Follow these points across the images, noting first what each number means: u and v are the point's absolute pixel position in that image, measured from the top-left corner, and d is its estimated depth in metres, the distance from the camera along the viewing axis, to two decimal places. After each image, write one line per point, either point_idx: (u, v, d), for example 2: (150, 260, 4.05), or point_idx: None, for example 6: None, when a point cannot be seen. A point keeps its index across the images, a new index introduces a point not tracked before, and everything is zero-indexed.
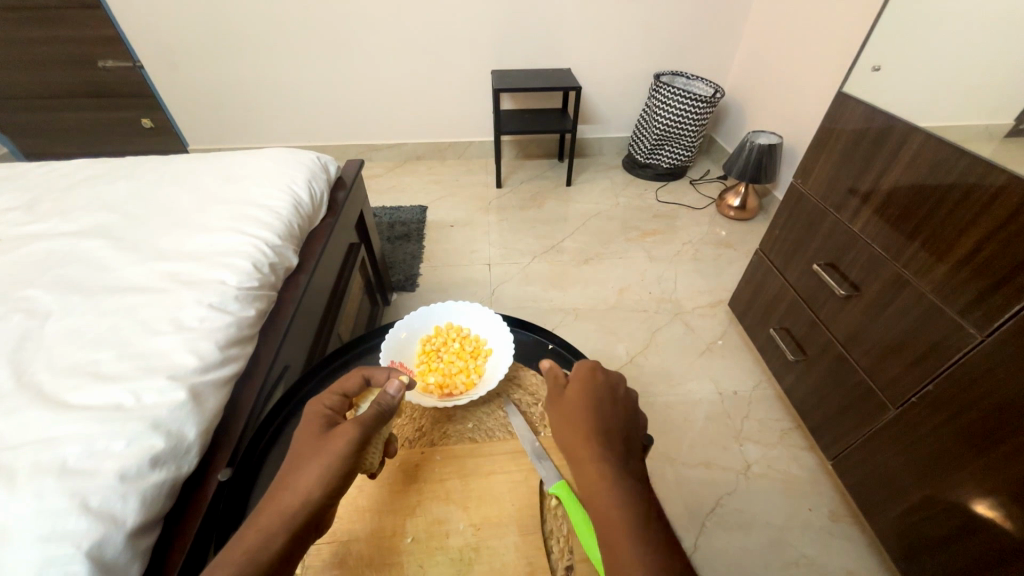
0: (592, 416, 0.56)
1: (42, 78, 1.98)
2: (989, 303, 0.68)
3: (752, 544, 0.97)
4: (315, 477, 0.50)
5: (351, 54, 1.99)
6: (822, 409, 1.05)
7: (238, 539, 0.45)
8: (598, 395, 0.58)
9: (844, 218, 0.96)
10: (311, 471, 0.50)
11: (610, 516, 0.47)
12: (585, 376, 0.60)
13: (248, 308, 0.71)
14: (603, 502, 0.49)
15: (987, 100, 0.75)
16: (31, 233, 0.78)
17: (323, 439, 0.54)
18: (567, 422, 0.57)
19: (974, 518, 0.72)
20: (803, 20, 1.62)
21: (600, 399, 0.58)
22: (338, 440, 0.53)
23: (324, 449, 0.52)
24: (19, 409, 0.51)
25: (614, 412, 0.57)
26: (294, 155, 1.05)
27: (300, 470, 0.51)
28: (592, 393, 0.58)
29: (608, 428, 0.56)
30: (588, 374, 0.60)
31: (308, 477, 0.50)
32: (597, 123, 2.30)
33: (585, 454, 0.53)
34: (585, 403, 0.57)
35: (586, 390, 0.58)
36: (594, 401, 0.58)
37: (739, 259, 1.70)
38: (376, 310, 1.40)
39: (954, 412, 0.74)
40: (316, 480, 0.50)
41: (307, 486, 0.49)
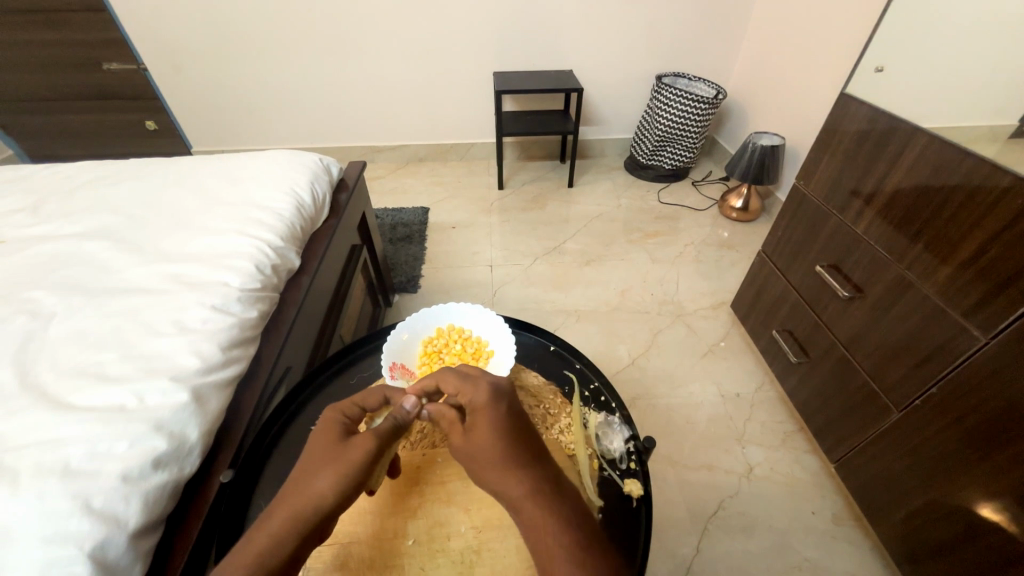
0: (501, 441, 0.52)
1: (47, 81, 2.00)
2: (993, 305, 0.68)
3: (755, 547, 0.96)
4: (329, 482, 0.49)
5: (354, 56, 2.00)
6: (825, 411, 1.04)
7: (247, 542, 0.45)
8: (500, 420, 0.54)
9: (847, 220, 0.96)
10: (326, 475, 0.50)
11: (544, 541, 0.43)
12: (484, 403, 0.56)
13: (251, 310, 0.71)
14: (537, 526, 0.44)
15: (992, 101, 0.74)
16: (35, 235, 0.79)
17: (340, 445, 0.54)
18: (476, 455, 0.52)
19: (979, 522, 0.72)
20: (806, 21, 1.62)
21: (504, 423, 0.54)
22: (355, 449, 0.53)
23: (342, 454, 0.52)
24: (23, 410, 0.51)
25: (523, 434, 0.53)
26: (297, 157, 1.05)
27: (315, 473, 0.50)
28: (493, 418, 0.54)
29: (524, 449, 0.52)
30: (485, 401, 0.56)
31: (322, 481, 0.50)
32: (598, 124, 2.30)
33: (502, 485, 0.48)
34: (489, 431, 0.53)
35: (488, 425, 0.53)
36: (498, 426, 0.53)
37: (741, 260, 1.70)
38: (379, 311, 1.40)
39: (957, 415, 0.73)
40: (332, 485, 0.49)
41: (321, 489, 0.49)
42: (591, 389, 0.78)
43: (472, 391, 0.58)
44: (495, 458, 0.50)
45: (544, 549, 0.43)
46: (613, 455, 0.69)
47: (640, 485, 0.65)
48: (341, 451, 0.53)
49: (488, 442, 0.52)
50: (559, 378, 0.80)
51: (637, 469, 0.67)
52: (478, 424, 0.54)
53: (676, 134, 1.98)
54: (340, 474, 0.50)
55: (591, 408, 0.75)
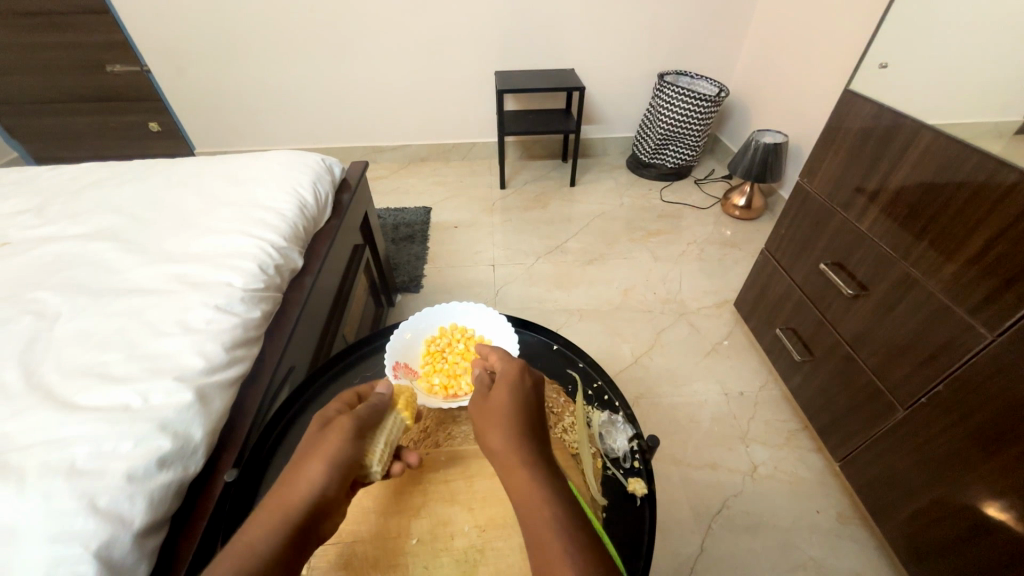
0: (516, 408, 0.54)
1: (51, 83, 2.01)
2: (999, 302, 0.67)
3: (760, 546, 0.96)
4: (314, 470, 0.50)
5: (356, 57, 2.00)
6: (829, 410, 1.04)
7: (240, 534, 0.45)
8: (523, 390, 0.57)
9: (851, 217, 0.95)
10: (309, 461, 0.51)
11: (532, 501, 0.46)
12: (512, 373, 0.59)
13: (254, 310, 0.71)
14: (530, 496, 0.46)
15: (998, 97, 0.74)
16: (40, 235, 0.79)
17: (322, 431, 0.55)
18: (490, 417, 0.54)
19: (986, 521, 0.71)
20: (809, 18, 1.61)
21: (526, 399, 0.56)
22: (333, 433, 0.54)
23: (324, 439, 0.53)
24: (29, 410, 0.52)
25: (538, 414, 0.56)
26: (300, 157, 1.05)
27: (301, 462, 0.51)
28: (517, 391, 0.56)
29: (534, 425, 0.54)
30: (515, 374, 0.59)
31: (309, 468, 0.50)
32: (600, 123, 2.30)
33: (505, 448, 0.51)
34: (512, 401, 0.55)
35: (512, 394, 0.56)
36: (520, 395, 0.56)
37: (744, 259, 1.69)
38: (381, 311, 1.40)
39: (963, 413, 0.73)
40: (317, 467, 0.50)
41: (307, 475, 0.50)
42: (595, 388, 0.78)
43: (504, 363, 0.62)
44: (504, 421, 0.53)
45: (530, 508, 0.46)
46: (617, 454, 0.69)
47: (645, 483, 0.65)
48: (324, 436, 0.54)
49: (504, 406, 0.54)
50: (562, 377, 0.80)
51: (641, 467, 0.67)
52: (499, 388, 0.57)
53: (678, 133, 1.97)
54: (323, 456, 0.51)
55: (594, 407, 0.75)
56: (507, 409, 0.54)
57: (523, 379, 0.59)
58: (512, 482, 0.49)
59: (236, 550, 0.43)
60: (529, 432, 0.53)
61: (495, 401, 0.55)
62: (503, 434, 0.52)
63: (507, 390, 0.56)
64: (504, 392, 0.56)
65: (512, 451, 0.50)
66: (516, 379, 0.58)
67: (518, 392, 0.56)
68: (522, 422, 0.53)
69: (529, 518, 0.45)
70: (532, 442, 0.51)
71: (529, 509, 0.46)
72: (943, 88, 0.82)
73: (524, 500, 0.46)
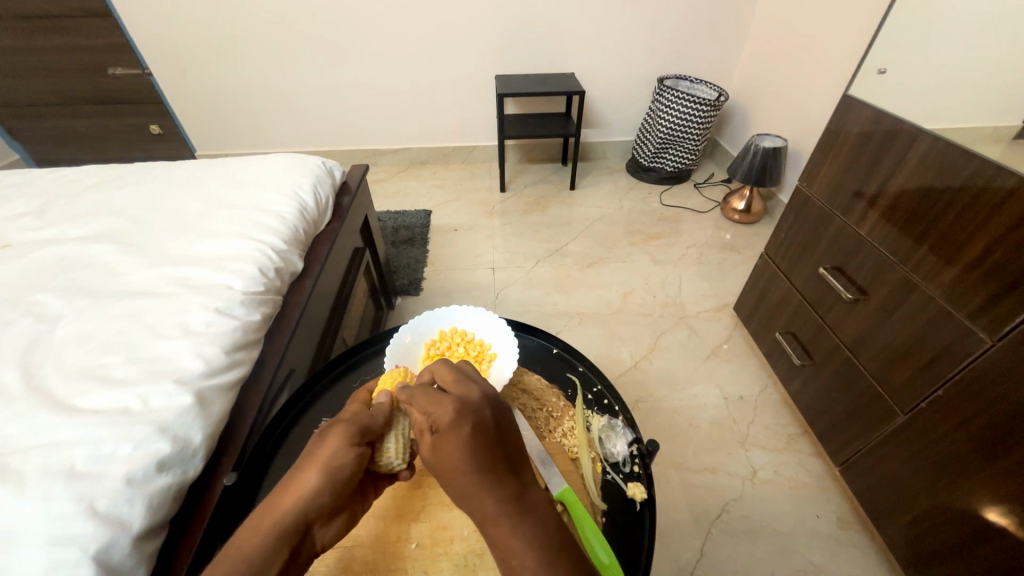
0: (467, 462, 0.48)
1: (53, 86, 2.02)
2: (998, 308, 0.68)
3: (760, 551, 0.95)
4: (309, 477, 0.50)
5: (356, 60, 2.01)
6: (830, 414, 1.04)
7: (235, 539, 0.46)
8: (468, 439, 0.50)
9: (850, 222, 0.96)
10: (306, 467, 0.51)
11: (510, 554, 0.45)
12: (444, 423, 0.51)
13: (255, 313, 0.71)
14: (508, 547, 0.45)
15: (995, 103, 0.75)
16: (42, 238, 0.80)
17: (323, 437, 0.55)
18: (443, 471, 0.50)
19: (986, 526, 0.71)
20: (808, 23, 1.62)
21: (473, 446, 0.49)
22: (332, 441, 0.53)
23: (323, 444, 0.53)
24: (28, 412, 0.52)
25: (494, 455, 0.50)
26: (300, 160, 1.06)
27: (299, 465, 0.52)
28: (461, 442, 0.49)
29: (494, 469, 0.49)
30: (453, 422, 0.51)
31: (304, 471, 0.51)
32: (600, 127, 2.30)
33: (472, 500, 0.48)
34: (460, 455, 0.49)
35: (459, 446, 0.49)
36: (464, 443, 0.49)
37: (744, 262, 1.70)
38: (381, 314, 1.40)
39: (964, 417, 0.73)
40: (311, 470, 0.51)
41: (301, 478, 0.50)
42: (594, 392, 0.77)
43: (439, 409, 0.53)
44: (460, 476, 0.48)
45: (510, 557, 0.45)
46: (616, 458, 0.69)
47: (644, 488, 0.65)
48: (323, 441, 0.54)
49: (452, 461, 0.49)
50: (562, 381, 0.80)
51: (640, 472, 0.67)
52: (440, 442, 0.50)
53: (678, 136, 1.98)
54: (319, 460, 0.52)
55: (594, 411, 0.75)
56: (458, 464, 0.49)
57: (461, 424, 0.51)
58: (490, 535, 0.47)
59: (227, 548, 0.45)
60: (489, 480, 0.48)
61: (443, 454, 0.50)
62: (464, 487, 0.48)
63: (451, 444, 0.49)
64: (449, 445, 0.50)
65: (479, 502, 0.47)
66: (452, 429, 0.50)
67: (461, 444, 0.49)
68: (476, 471, 0.48)
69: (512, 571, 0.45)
70: (493, 489, 0.48)
71: (509, 561, 0.45)
72: (942, 93, 0.82)
73: (504, 553, 0.45)
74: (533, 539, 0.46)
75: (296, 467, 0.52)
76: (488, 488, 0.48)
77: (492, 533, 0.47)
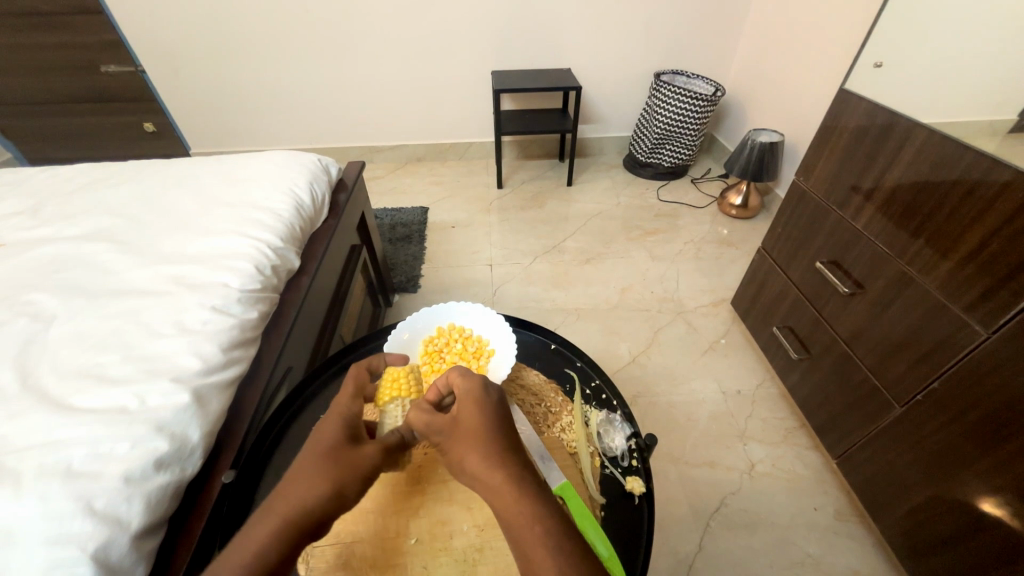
0: (487, 432, 0.52)
1: (45, 84, 2.00)
2: (993, 300, 0.68)
3: (758, 544, 0.96)
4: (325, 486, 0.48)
5: (352, 56, 1.99)
6: (827, 407, 1.04)
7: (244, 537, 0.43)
8: (492, 409, 0.55)
9: (847, 215, 0.96)
10: (323, 473, 0.49)
11: (523, 527, 0.44)
12: (473, 396, 0.56)
13: (252, 310, 0.71)
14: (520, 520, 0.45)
15: (990, 97, 0.75)
16: (35, 237, 0.79)
17: (343, 451, 0.52)
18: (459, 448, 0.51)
19: (983, 517, 0.71)
20: (804, 18, 1.62)
21: (495, 417, 0.54)
22: (360, 454, 0.52)
23: (342, 460, 0.51)
24: (25, 412, 0.51)
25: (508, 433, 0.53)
26: (296, 157, 1.05)
27: (311, 474, 0.48)
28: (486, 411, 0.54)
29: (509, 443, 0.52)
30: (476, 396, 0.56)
31: (319, 485, 0.48)
32: (597, 122, 2.30)
33: (485, 473, 0.48)
34: (481, 420, 0.53)
35: (481, 414, 0.54)
36: (489, 414, 0.54)
37: (740, 257, 1.70)
38: (379, 311, 1.40)
39: (960, 409, 0.73)
40: (325, 482, 0.48)
41: (318, 493, 0.47)
42: (592, 387, 0.78)
43: (463, 385, 0.58)
44: (479, 444, 0.50)
45: (521, 530, 0.44)
46: (615, 452, 0.69)
47: (642, 482, 0.65)
48: (342, 456, 0.51)
49: (473, 431, 0.52)
50: (560, 376, 0.80)
51: (639, 466, 0.67)
52: (463, 415, 0.54)
53: (675, 132, 1.98)
54: (335, 475, 0.49)
55: (592, 406, 0.75)
56: (479, 429, 0.52)
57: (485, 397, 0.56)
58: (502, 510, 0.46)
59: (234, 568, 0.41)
60: (506, 450, 0.50)
61: (464, 426, 0.53)
62: (477, 458, 0.49)
63: (476, 414, 0.54)
64: (471, 416, 0.53)
65: (489, 473, 0.48)
66: (478, 399, 0.55)
67: (489, 415, 0.54)
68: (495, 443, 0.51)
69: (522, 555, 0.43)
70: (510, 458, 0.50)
71: (519, 542, 0.44)
72: (937, 88, 0.82)
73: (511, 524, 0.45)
74: (546, 505, 0.45)
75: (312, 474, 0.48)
76: (503, 460, 0.49)
77: (499, 505, 0.47)
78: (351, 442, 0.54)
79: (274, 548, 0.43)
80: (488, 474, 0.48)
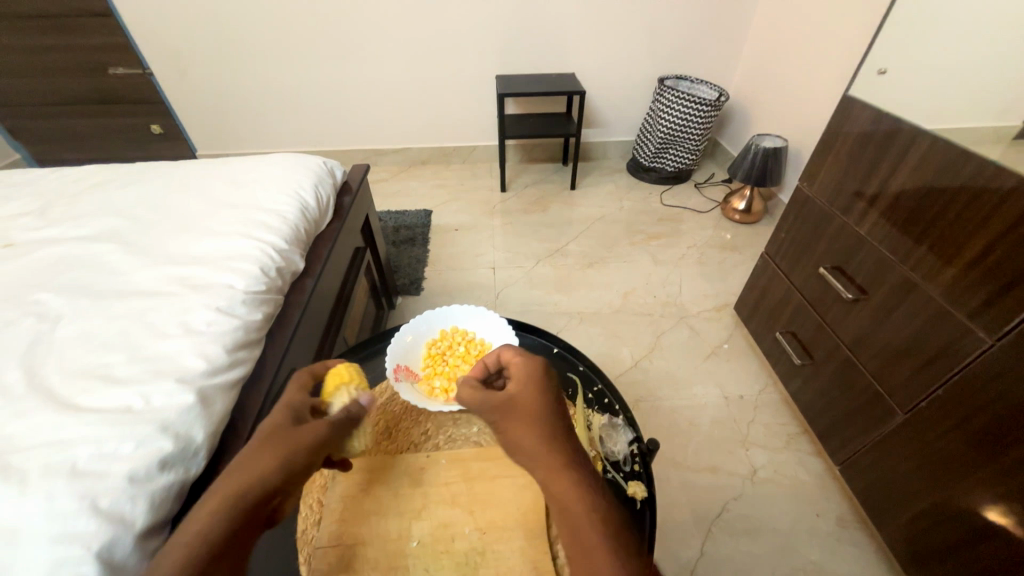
0: (545, 413, 0.51)
1: (55, 86, 2.02)
2: (998, 307, 0.68)
3: (759, 550, 0.96)
4: (274, 462, 0.48)
5: (358, 60, 2.01)
6: (830, 413, 1.04)
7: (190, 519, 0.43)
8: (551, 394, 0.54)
9: (851, 221, 0.96)
10: (269, 451, 0.49)
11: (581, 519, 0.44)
12: (531, 379, 0.55)
13: (256, 311, 0.71)
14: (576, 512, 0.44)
15: (995, 103, 0.75)
16: (43, 238, 0.80)
17: (280, 430, 0.52)
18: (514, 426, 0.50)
19: (987, 525, 0.71)
20: (808, 23, 1.62)
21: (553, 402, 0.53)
22: (306, 433, 0.52)
23: (287, 437, 0.51)
24: (31, 411, 0.52)
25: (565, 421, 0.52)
26: (302, 160, 1.06)
27: (256, 453, 0.48)
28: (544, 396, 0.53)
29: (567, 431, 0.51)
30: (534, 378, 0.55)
31: (259, 464, 0.47)
32: (601, 126, 2.31)
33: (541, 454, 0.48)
34: (541, 405, 0.52)
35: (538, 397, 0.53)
36: (547, 395, 0.53)
37: (743, 262, 1.70)
38: (382, 313, 1.40)
39: (963, 416, 0.73)
40: (274, 459, 0.48)
41: (265, 469, 0.47)
42: (595, 391, 0.78)
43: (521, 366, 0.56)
44: (537, 431, 0.49)
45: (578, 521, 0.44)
46: (617, 457, 0.69)
47: (644, 487, 0.65)
48: (287, 432, 0.51)
49: (530, 411, 0.51)
50: (562, 380, 0.80)
51: (641, 471, 0.67)
52: (522, 393, 0.53)
53: (678, 137, 1.98)
54: (282, 451, 0.49)
55: (595, 410, 0.75)
56: (540, 413, 0.51)
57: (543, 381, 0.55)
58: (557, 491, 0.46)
59: (180, 546, 0.40)
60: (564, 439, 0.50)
61: (523, 407, 0.52)
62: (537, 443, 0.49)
63: (536, 393, 0.53)
64: (529, 396, 0.53)
65: (548, 461, 0.47)
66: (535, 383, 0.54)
67: (547, 395, 0.53)
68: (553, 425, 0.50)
69: (574, 538, 0.44)
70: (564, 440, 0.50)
71: (576, 533, 0.44)
72: (942, 93, 0.82)
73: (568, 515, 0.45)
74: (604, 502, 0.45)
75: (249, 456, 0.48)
76: (563, 449, 0.48)
77: (556, 494, 0.46)
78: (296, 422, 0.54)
79: (221, 522, 0.43)
80: (542, 456, 0.48)
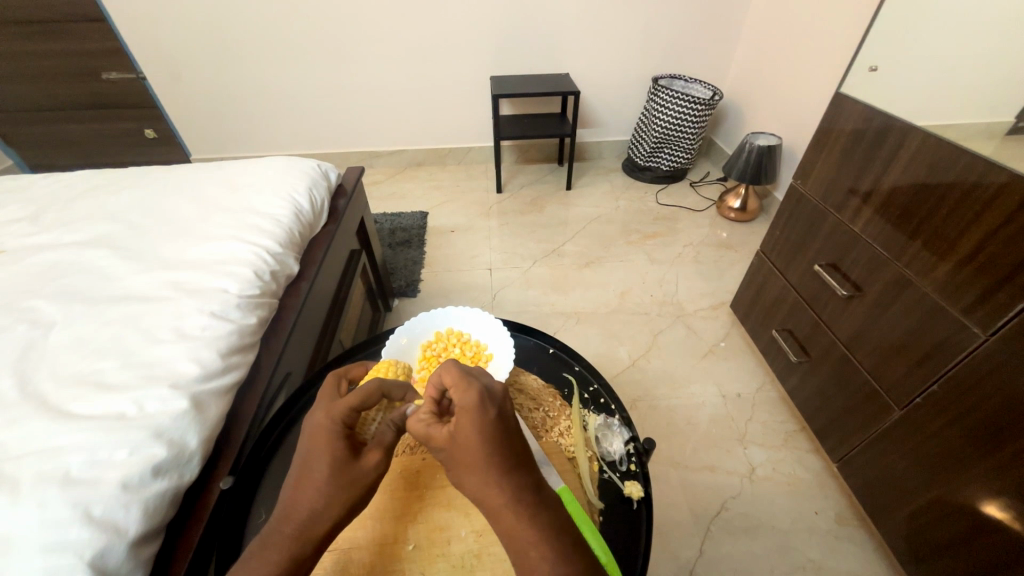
0: (484, 449, 0.48)
1: (47, 91, 2.02)
2: (990, 303, 0.68)
3: (759, 549, 0.95)
4: (336, 506, 0.48)
5: (351, 62, 2.01)
6: (827, 410, 1.04)
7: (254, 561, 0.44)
8: (491, 421, 0.49)
9: (844, 219, 0.96)
10: (333, 493, 0.48)
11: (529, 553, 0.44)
12: (468, 411, 0.49)
13: (250, 315, 0.71)
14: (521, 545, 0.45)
15: (984, 100, 0.75)
16: (35, 243, 0.79)
17: (345, 465, 0.50)
18: (456, 464, 0.49)
19: (986, 520, 0.71)
20: (801, 22, 1.63)
21: (492, 429, 0.49)
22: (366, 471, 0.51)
23: (346, 477, 0.49)
24: (22, 419, 0.51)
25: (511, 445, 0.49)
26: (295, 163, 1.05)
27: (321, 497, 0.48)
28: (478, 427, 0.48)
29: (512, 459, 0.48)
30: (474, 406, 0.50)
31: (329, 506, 0.48)
32: (596, 126, 2.31)
33: (486, 491, 0.47)
34: (475, 441, 0.48)
35: (476, 428, 0.48)
36: (487, 427, 0.49)
37: (739, 260, 1.70)
38: (378, 317, 1.40)
39: (959, 412, 0.73)
40: (336, 501, 0.48)
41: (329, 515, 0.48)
42: (591, 391, 0.78)
43: (459, 393, 0.51)
44: (477, 470, 0.47)
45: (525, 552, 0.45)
46: (613, 457, 0.69)
47: (641, 486, 0.65)
48: (348, 472, 0.50)
49: (470, 446, 0.48)
50: (558, 380, 0.80)
51: (637, 470, 0.67)
52: (458, 429, 0.49)
53: (673, 136, 1.98)
54: (345, 494, 0.49)
55: (590, 410, 0.75)
56: (477, 452, 0.47)
57: (483, 409, 0.50)
58: (505, 529, 0.46)
59: None
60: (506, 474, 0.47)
61: (461, 443, 0.49)
62: (479, 482, 0.47)
63: (471, 429, 0.49)
64: (467, 430, 0.49)
65: (492, 500, 0.46)
66: (471, 415, 0.49)
67: (482, 429, 0.49)
68: (494, 460, 0.47)
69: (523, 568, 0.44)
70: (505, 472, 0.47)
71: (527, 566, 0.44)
72: (932, 90, 0.83)
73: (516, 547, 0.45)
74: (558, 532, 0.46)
75: (319, 490, 0.48)
76: (511, 483, 0.47)
77: (504, 529, 0.46)
78: (355, 458, 0.51)
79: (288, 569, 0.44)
80: (488, 492, 0.47)
